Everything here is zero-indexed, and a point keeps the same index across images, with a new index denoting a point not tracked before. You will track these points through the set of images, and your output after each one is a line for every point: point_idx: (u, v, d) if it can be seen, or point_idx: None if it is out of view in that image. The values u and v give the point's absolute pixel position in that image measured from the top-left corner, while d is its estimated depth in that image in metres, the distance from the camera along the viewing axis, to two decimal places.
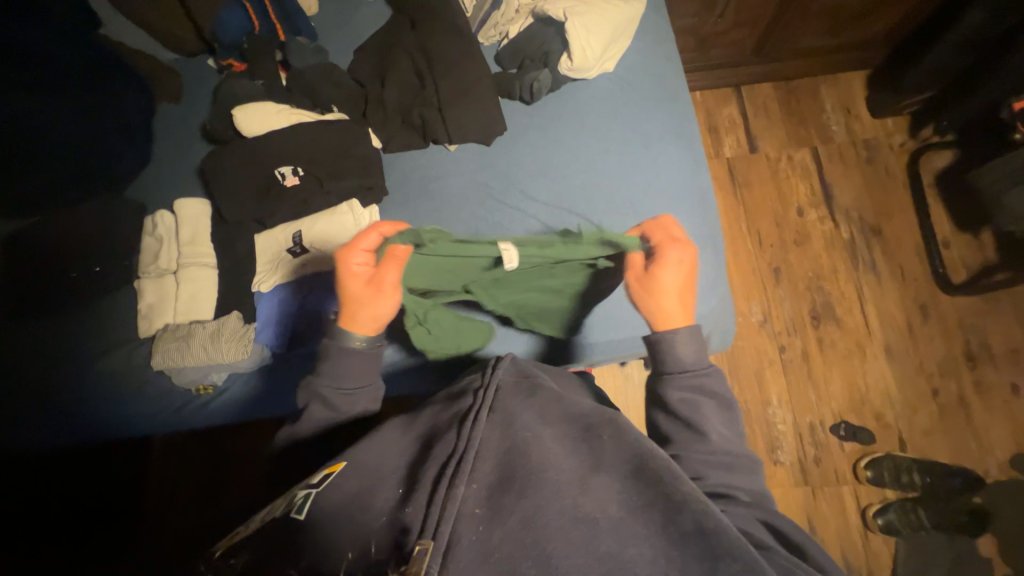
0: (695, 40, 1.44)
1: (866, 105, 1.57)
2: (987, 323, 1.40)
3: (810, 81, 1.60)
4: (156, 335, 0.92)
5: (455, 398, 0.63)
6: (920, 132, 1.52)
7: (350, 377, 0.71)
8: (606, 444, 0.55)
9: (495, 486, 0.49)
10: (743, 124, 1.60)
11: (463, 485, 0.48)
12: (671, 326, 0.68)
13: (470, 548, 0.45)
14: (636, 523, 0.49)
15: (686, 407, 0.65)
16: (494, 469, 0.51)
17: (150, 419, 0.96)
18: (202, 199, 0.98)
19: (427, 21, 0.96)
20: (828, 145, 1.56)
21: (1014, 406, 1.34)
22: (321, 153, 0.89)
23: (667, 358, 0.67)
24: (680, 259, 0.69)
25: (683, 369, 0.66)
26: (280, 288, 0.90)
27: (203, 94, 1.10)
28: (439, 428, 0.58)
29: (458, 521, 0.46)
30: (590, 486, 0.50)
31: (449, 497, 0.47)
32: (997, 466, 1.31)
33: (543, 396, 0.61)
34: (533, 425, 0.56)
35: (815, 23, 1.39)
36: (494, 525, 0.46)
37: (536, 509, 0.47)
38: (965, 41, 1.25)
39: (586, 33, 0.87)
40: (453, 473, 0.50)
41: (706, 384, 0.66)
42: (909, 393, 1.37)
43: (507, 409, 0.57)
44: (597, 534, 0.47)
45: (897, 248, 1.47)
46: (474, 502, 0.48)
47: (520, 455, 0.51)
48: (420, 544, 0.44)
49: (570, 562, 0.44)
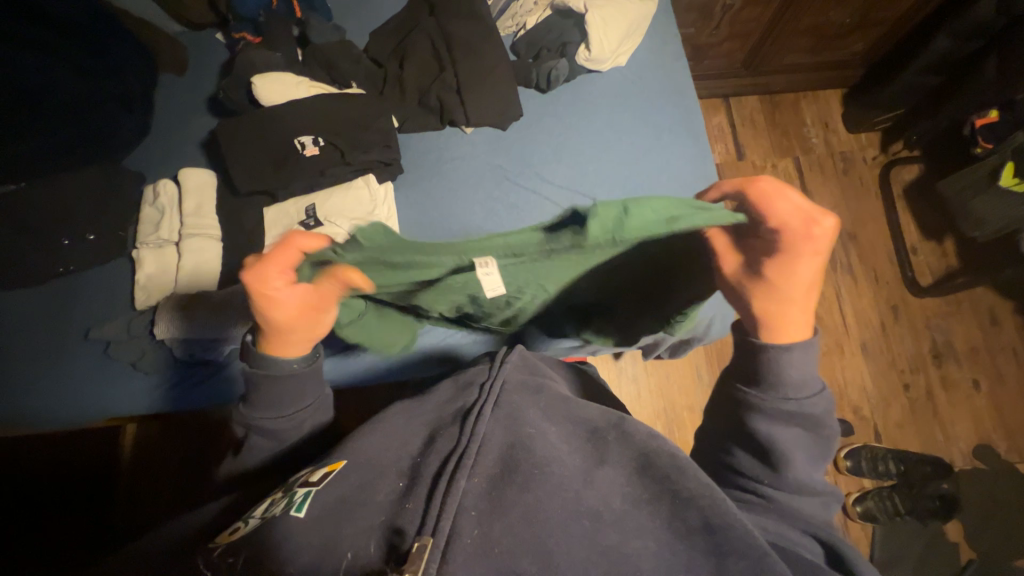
0: (690, 49, 1.52)
1: (842, 120, 1.69)
2: (951, 323, 1.51)
3: (792, 96, 1.71)
4: (158, 306, 0.88)
5: (461, 389, 0.61)
6: (890, 147, 1.64)
7: (287, 401, 0.63)
8: (612, 444, 0.55)
9: (497, 481, 0.48)
10: (731, 133, 1.69)
11: (464, 480, 0.46)
12: (788, 339, 0.57)
13: (470, 544, 0.43)
14: (638, 520, 0.48)
15: (780, 442, 0.56)
16: (495, 462, 0.49)
17: (129, 408, 0.90)
18: (206, 170, 0.96)
19: (447, 5, 0.98)
20: (809, 155, 1.67)
21: (974, 400, 1.45)
22: (341, 124, 0.89)
23: (769, 372, 0.56)
24: (816, 250, 0.52)
25: (785, 394, 0.56)
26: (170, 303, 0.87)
27: (211, 68, 1.08)
28: (441, 425, 0.55)
29: (460, 515, 0.44)
30: (594, 482, 0.50)
31: (449, 493, 0.45)
32: (962, 455, 1.40)
33: (548, 392, 0.60)
34: (538, 423, 0.54)
35: (800, 40, 1.49)
36: (495, 519, 0.45)
37: (537, 503, 0.46)
38: (934, 62, 1.37)
39: (603, 27, 0.91)
40: (454, 469, 0.47)
41: (806, 411, 0.56)
42: (883, 387, 1.46)
43: (514, 404, 0.55)
44: (599, 529, 0.46)
45: (870, 252, 1.57)
46: (474, 498, 0.45)
47: (524, 450, 0.50)
48: (419, 541, 0.42)
49: (571, 557, 0.44)
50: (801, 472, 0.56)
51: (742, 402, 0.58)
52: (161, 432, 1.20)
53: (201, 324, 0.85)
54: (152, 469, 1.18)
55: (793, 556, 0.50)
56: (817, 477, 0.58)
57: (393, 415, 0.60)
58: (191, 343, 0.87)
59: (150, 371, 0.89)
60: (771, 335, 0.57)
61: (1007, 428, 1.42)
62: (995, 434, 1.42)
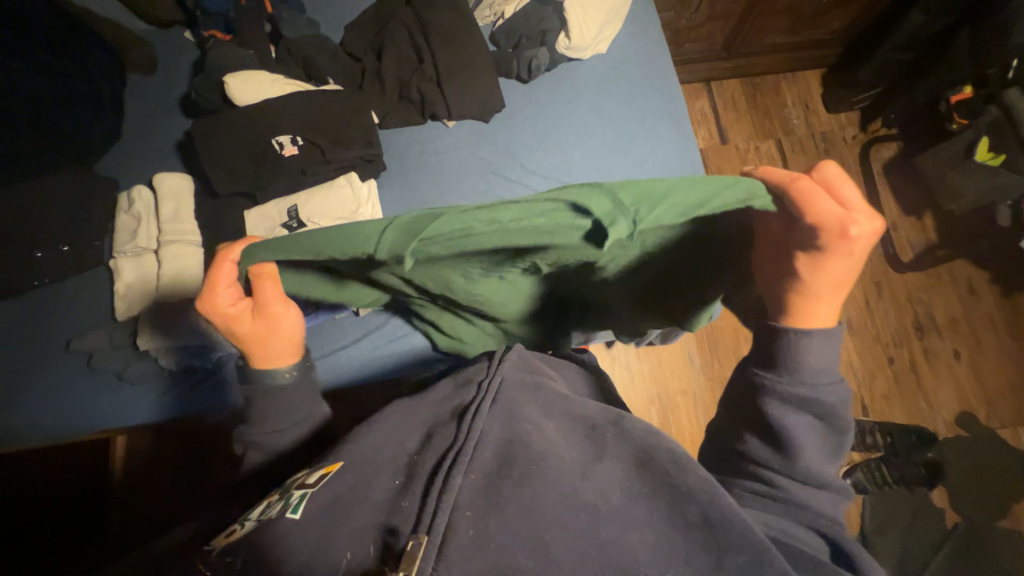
0: (670, 34, 1.51)
1: (822, 100, 1.70)
2: (932, 297, 1.55)
3: (773, 77, 1.72)
4: (139, 316, 0.87)
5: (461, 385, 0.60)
6: (869, 126, 1.66)
7: (274, 418, 0.63)
8: (610, 441, 0.55)
9: (493, 477, 0.48)
10: (713, 117, 1.70)
11: (460, 476, 0.47)
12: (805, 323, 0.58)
13: (466, 540, 0.43)
14: (636, 512, 0.48)
15: (792, 427, 0.57)
16: (492, 457, 0.49)
17: (120, 417, 0.88)
18: (183, 175, 0.94)
19: None
20: (790, 137, 1.68)
21: (955, 369, 1.49)
22: (319, 123, 0.87)
23: (782, 354, 0.58)
24: (852, 251, 0.52)
25: (801, 378, 0.57)
26: (155, 315, 0.85)
27: (182, 69, 1.04)
28: (438, 423, 0.55)
29: (456, 517, 0.44)
30: (591, 476, 0.50)
31: (444, 490, 0.45)
32: (944, 424, 1.45)
33: (545, 390, 0.60)
34: (535, 419, 0.55)
35: (778, 21, 1.49)
36: (492, 515, 0.45)
37: (534, 498, 0.46)
38: (909, 39, 1.38)
39: (583, 14, 0.92)
40: (451, 465, 0.48)
41: (821, 398, 0.57)
42: (868, 361, 1.50)
43: (512, 400, 0.55)
44: (597, 522, 0.46)
45: None
46: (470, 494, 0.46)
47: (521, 447, 0.50)
48: (414, 540, 0.43)
49: (568, 550, 0.43)
50: (810, 462, 0.57)
51: (757, 385, 0.59)
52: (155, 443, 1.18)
53: (191, 333, 0.84)
54: (150, 479, 1.17)
55: (795, 549, 0.51)
56: (828, 472, 0.59)
57: (399, 411, 0.60)
58: (182, 354, 0.85)
59: (142, 382, 0.88)
60: (792, 320, 0.58)
61: (987, 395, 1.47)
62: (976, 402, 1.47)
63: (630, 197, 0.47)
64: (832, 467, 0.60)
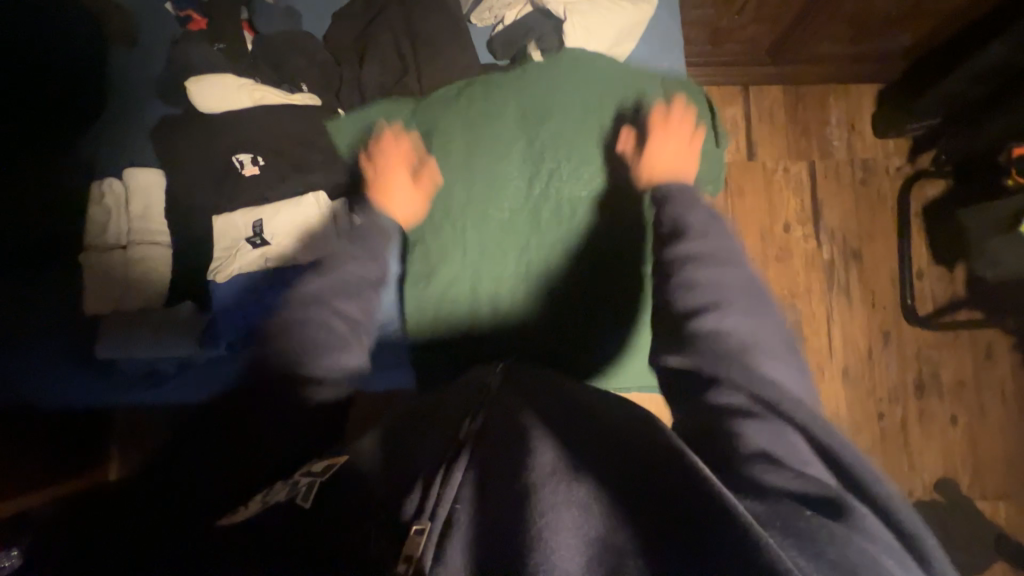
0: (708, 32, 1.35)
1: (871, 121, 1.52)
2: (943, 356, 1.45)
3: (820, 89, 1.53)
4: (101, 318, 0.89)
5: (471, 390, 0.70)
6: (918, 159, 1.50)
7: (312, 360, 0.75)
8: (616, 435, 0.54)
9: (482, 470, 0.53)
10: (745, 127, 1.52)
11: (460, 473, 0.53)
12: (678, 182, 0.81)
13: (461, 540, 0.48)
14: (630, 511, 0.46)
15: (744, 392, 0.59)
16: (487, 452, 0.55)
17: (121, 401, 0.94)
18: (153, 170, 0.91)
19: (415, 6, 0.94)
20: (826, 161, 1.52)
21: (948, 435, 1.43)
22: (285, 141, 0.89)
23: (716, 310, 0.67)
24: None
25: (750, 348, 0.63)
26: (110, 325, 0.88)
27: (158, 46, 0.98)
28: (451, 422, 0.63)
29: (456, 509, 0.50)
30: (578, 482, 0.49)
31: (444, 485, 0.52)
32: (922, 487, 1.41)
33: (547, 392, 0.65)
34: (532, 417, 0.59)
35: (837, 28, 1.30)
36: (483, 506, 0.50)
37: (529, 491, 0.48)
38: (980, 74, 1.22)
39: (585, 37, 0.94)
40: (448, 464, 0.54)
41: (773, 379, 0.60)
42: (858, 414, 1.44)
43: (509, 404, 0.63)
44: (586, 519, 0.45)
45: (872, 272, 1.49)
46: (468, 487, 0.52)
47: (512, 458, 0.53)
48: (417, 525, 0.48)
49: (560, 541, 0.43)
50: (758, 429, 0.55)
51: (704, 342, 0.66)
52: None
53: (149, 353, 0.88)
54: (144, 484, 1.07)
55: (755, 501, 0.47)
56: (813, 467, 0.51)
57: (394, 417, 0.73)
58: (147, 367, 0.90)
59: (123, 374, 0.91)
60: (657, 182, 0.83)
61: (977, 464, 1.41)
62: (961, 468, 1.42)
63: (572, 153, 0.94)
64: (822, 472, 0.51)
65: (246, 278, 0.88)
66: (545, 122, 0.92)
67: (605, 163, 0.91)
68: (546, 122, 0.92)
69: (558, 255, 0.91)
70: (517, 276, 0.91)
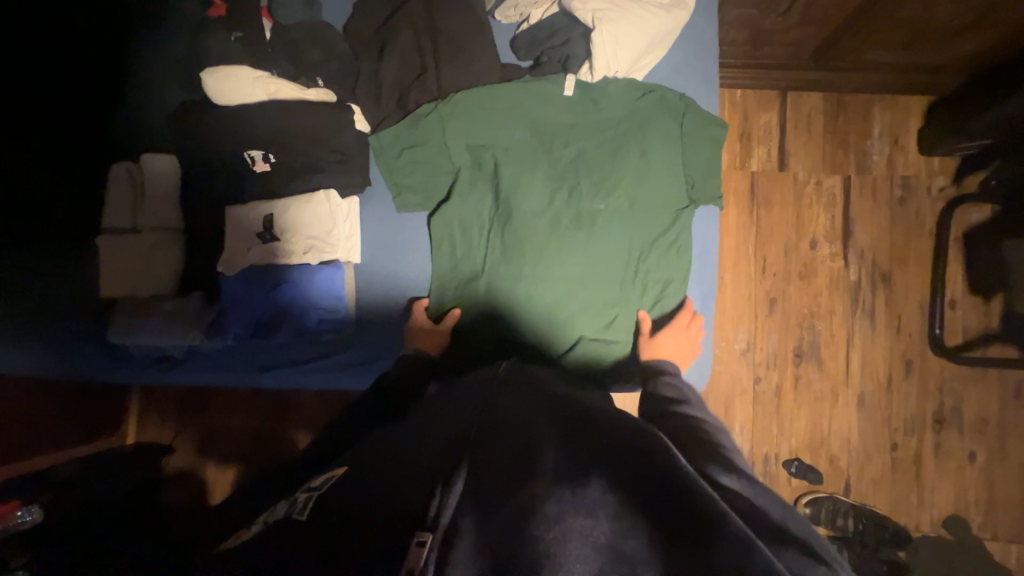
0: (748, 33, 1.27)
1: (916, 136, 1.43)
2: (967, 390, 1.39)
3: (865, 99, 1.44)
4: (115, 300, 0.91)
5: (475, 383, 0.74)
6: (964, 180, 1.41)
7: (340, 371, 0.93)
8: (606, 435, 0.56)
9: (486, 482, 0.54)
10: (779, 136, 1.45)
11: (462, 481, 0.54)
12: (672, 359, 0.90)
13: (466, 551, 0.48)
14: (637, 523, 0.47)
15: (722, 455, 0.64)
16: (489, 461, 0.56)
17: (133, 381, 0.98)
18: (168, 156, 0.91)
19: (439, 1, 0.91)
20: (863, 176, 1.44)
21: (964, 472, 1.37)
22: (298, 138, 0.88)
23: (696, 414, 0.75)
24: None
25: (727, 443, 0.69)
26: (124, 311, 0.90)
27: (181, 29, 0.98)
28: (454, 422, 0.65)
29: (458, 520, 0.50)
30: (587, 486, 0.49)
31: (450, 492, 0.52)
32: (929, 521, 1.37)
33: (546, 395, 0.67)
34: (532, 420, 0.61)
35: (890, 36, 1.21)
36: (488, 521, 0.50)
37: (533, 502, 0.49)
38: None
39: (614, 46, 0.88)
40: (449, 477, 0.54)
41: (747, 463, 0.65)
42: (869, 442, 1.40)
43: (506, 405, 0.65)
44: (591, 529, 0.46)
45: (900, 298, 1.42)
46: (473, 500, 0.52)
47: (513, 464, 0.54)
48: (421, 535, 0.48)
49: (569, 551, 0.45)
50: (736, 480, 0.58)
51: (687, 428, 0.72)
52: (177, 424, 1.21)
53: (165, 342, 0.90)
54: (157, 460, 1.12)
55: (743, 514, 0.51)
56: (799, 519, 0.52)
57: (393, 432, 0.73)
58: (160, 352, 0.93)
59: (134, 359, 0.95)
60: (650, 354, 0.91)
61: (991, 504, 1.36)
62: (974, 507, 1.37)
63: (587, 161, 0.94)
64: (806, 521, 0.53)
65: (257, 272, 0.89)
66: (570, 132, 0.94)
67: (627, 182, 0.94)
68: (571, 133, 0.94)
69: (578, 264, 0.94)
70: (537, 283, 0.94)
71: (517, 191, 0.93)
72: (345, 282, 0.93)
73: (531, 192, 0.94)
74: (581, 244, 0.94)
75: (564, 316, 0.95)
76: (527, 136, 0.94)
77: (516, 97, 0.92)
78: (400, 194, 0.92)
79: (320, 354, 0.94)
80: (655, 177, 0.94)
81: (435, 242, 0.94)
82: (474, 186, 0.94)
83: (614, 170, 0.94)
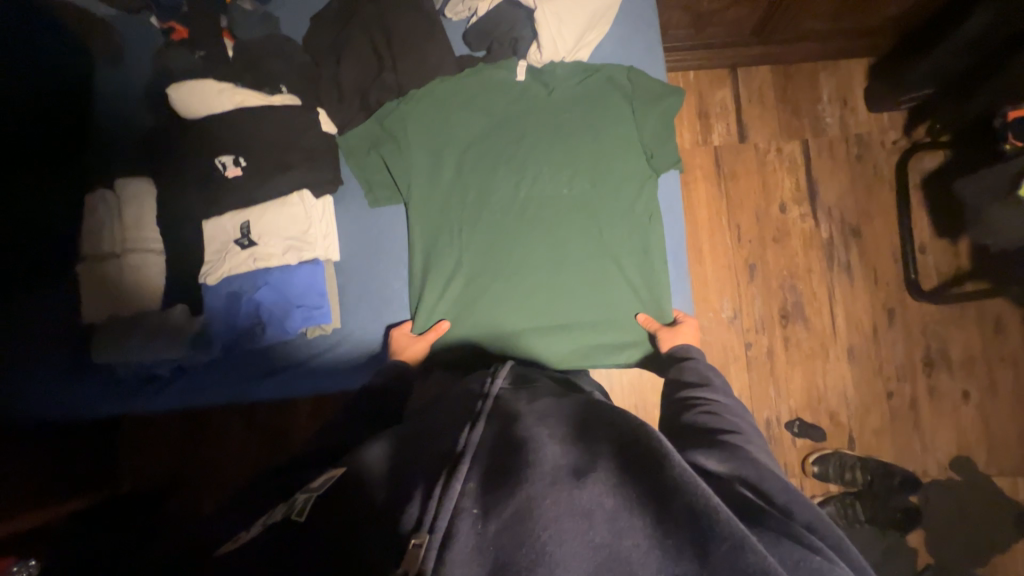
0: (690, 17, 1.34)
1: (863, 96, 1.50)
2: (950, 330, 1.42)
3: (809, 66, 1.52)
4: (99, 325, 0.91)
5: (467, 391, 0.69)
6: (914, 132, 1.48)
7: (338, 373, 0.94)
8: (604, 436, 0.56)
9: (490, 480, 0.52)
10: (735, 110, 1.51)
11: (460, 482, 0.52)
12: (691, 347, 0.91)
13: (465, 549, 0.47)
14: (636, 520, 0.48)
15: (727, 441, 0.65)
16: (488, 460, 0.55)
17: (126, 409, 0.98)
18: (143, 178, 0.94)
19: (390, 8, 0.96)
20: (819, 138, 1.50)
21: (961, 411, 1.39)
22: (265, 143, 0.90)
23: (710, 399, 0.77)
24: None
25: (741, 433, 0.69)
26: (105, 329, 0.90)
27: (143, 58, 1.03)
28: (454, 422, 0.62)
29: (456, 519, 0.49)
30: (584, 486, 0.50)
31: (447, 494, 0.51)
32: (936, 465, 1.37)
33: (551, 397, 0.67)
34: (532, 425, 0.59)
35: (820, 6, 1.29)
36: (489, 521, 0.49)
37: (529, 503, 0.49)
38: (970, 43, 1.20)
39: (558, 24, 0.94)
40: (451, 472, 0.53)
41: (756, 450, 0.66)
42: (865, 393, 1.41)
43: (508, 410, 0.63)
44: (590, 527, 0.47)
45: (873, 249, 1.46)
46: (472, 500, 0.51)
47: (512, 464, 0.53)
48: (415, 538, 0.47)
49: (564, 550, 0.46)
50: (738, 469, 0.59)
51: (698, 416, 0.74)
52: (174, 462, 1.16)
53: (151, 358, 0.91)
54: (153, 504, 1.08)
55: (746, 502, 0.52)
56: (808, 514, 0.52)
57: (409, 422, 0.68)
58: (148, 371, 0.93)
59: (127, 379, 0.95)
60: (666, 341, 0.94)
61: (991, 440, 1.37)
62: (976, 446, 1.37)
63: (546, 150, 0.98)
64: (804, 503, 0.54)
65: (237, 279, 0.91)
66: (525, 124, 0.98)
67: (587, 164, 0.98)
68: (528, 125, 0.98)
69: (557, 245, 0.97)
70: (512, 273, 0.97)
71: (489, 193, 0.97)
72: (326, 279, 0.95)
73: (500, 189, 0.98)
74: (549, 231, 0.97)
75: (542, 293, 0.97)
76: (488, 138, 0.98)
77: (477, 95, 0.98)
78: (374, 191, 0.96)
79: (305, 357, 0.94)
80: (615, 148, 0.98)
81: (415, 247, 0.96)
82: (444, 188, 0.97)
83: (574, 150, 0.98)
